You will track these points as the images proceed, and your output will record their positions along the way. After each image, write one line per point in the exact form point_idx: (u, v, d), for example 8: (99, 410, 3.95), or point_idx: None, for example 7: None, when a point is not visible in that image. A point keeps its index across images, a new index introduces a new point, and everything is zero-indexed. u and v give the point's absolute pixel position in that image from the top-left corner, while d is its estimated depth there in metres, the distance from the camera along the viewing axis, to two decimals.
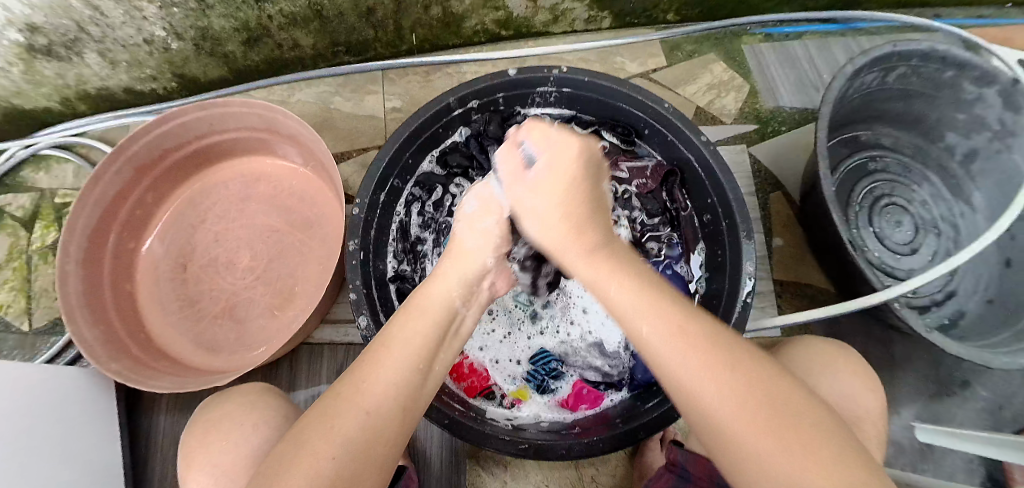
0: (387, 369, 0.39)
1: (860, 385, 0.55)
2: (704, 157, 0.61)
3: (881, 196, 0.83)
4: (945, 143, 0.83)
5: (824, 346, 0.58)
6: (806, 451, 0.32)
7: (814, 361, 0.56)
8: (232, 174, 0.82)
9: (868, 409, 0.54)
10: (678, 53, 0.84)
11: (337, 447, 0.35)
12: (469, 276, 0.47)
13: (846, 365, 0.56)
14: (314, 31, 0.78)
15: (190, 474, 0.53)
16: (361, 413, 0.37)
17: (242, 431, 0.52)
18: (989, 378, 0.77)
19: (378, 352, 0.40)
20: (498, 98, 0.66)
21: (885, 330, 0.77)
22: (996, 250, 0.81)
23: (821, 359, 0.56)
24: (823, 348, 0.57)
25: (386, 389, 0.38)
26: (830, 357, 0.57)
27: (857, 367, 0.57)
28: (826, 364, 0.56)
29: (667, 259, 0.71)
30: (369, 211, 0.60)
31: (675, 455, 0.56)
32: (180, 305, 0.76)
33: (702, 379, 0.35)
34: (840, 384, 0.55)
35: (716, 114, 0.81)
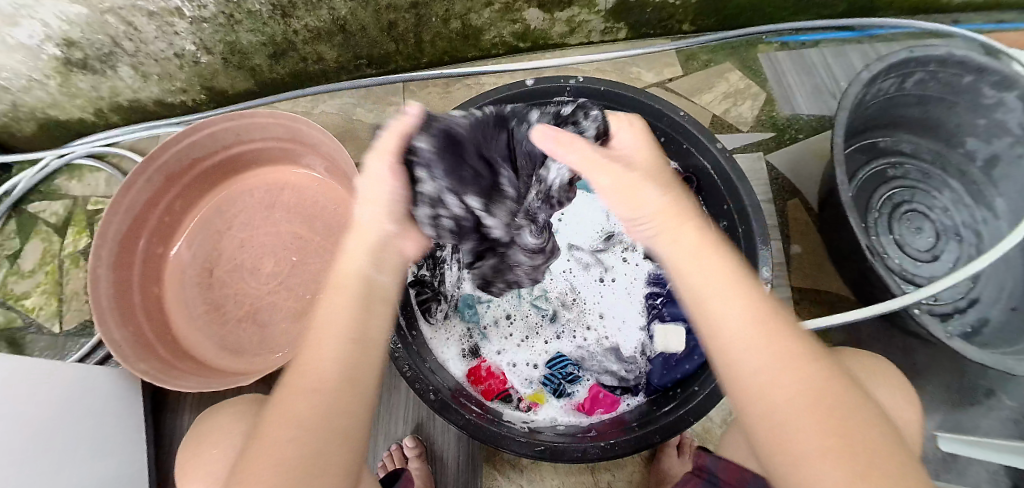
0: (326, 351, 0.37)
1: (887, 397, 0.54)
2: (721, 164, 0.63)
3: (901, 203, 0.83)
4: (965, 149, 0.82)
5: (866, 359, 0.57)
6: (864, 467, 0.31)
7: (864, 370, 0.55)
8: (257, 183, 0.84)
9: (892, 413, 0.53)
10: (694, 63, 0.84)
11: (282, 460, 0.34)
12: (376, 247, 0.42)
13: (887, 378, 0.55)
14: (338, 45, 0.81)
15: (188, 481, 0.55)
16: (305, 411, 0.35)
17: (232, 435, 0.54)
18: (1016, 387, 0.75)
19: (316, 334, 0.38)
20: (516, 108, 0.68)
21: (906, 337, 0.76)
22: (1019, 256, 0.80)
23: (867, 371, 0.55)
24: (864, 361, 0.57)
25: (318, 383, 0.36)
26: (871, 368, 0.56)
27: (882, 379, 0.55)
28: (872, 375, 0.55)
29: None
30: None
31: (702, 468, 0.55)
32: (206, 310, 0.79)
33: (770, 372, 0.34)
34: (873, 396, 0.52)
35: (732, 122, 0.81)
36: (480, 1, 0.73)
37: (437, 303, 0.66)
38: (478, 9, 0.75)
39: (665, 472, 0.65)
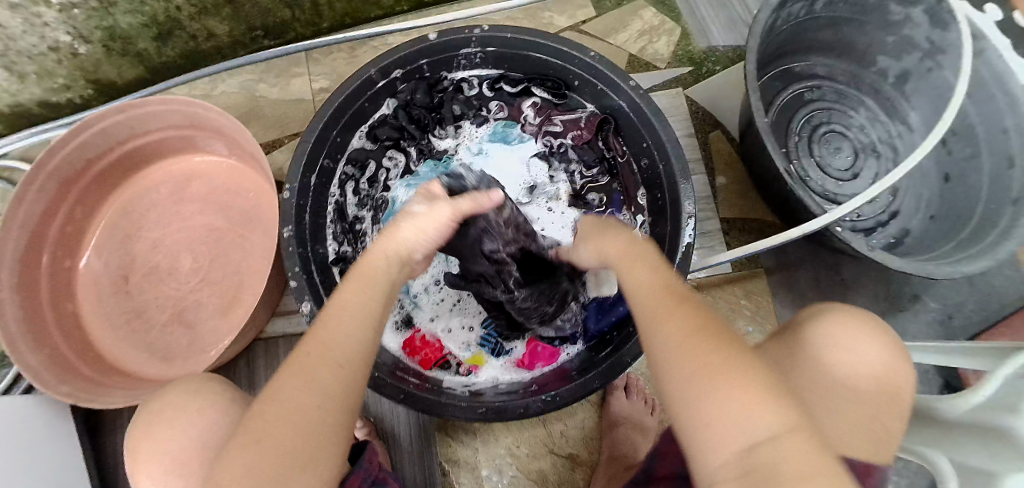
0: (349, 324, 0.36)
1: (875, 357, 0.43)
2: (635, 102, 0.61)
3: (818, 125, 0.84)
4: (878, 67, 0.84)
5: (848, 317, 0.44)
6: (721, 408, 0.28)
7: (825, 329, 0.44)
8: (162, 178, 0.79)
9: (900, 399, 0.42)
10: (606, 2, 0.82)
11: (314, 398, 0.33)
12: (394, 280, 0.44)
13: (874, 334, 0.43)
14: (228, 18, 0.76)
15: (139, 470, 0.50)
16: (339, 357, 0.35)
17: (184, 417, 0.49)
18: (938, 289, 0.79)
19: (332, 311, 0.37)
20: (422, 65, 0.64)
21: (833, 255, 0.78)
22: (935, 166, 0.83)
23: (836, 325, 0.44)
24: (846, 319, 0.44)
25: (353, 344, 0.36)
26: (854, 328, 0.44)
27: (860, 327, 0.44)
28: (848, 336, 0.43)
29: (609, 208, 0.71)
30: (302, 194, 0.58)
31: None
32: (127, 319, 0.74)
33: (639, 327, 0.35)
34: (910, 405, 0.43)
35: (649, 59, 0.80)
36: None
37: None
38: None
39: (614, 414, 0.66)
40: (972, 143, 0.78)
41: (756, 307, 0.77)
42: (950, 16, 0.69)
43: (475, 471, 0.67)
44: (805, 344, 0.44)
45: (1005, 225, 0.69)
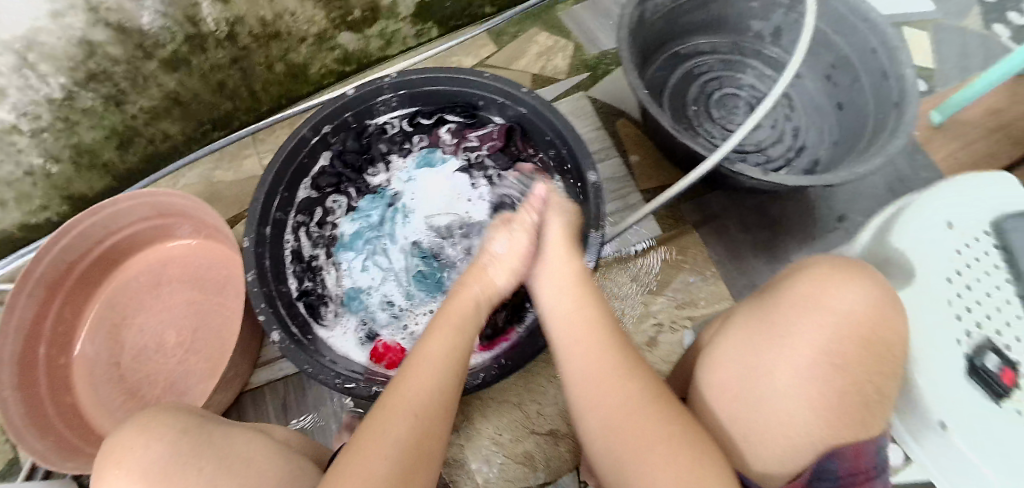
0: (423, 378, 0.44)
1: (850, 310, 0.45)
2: (532, 105, 0.71)
3: (714, 91, 0.90)
4: (755, 30, 0.91)
5: (817, 273, 0.48)
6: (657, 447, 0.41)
7: (803, 289, 0.47)
8: (138, 269, 0.87)
9: (884, 355, 0.44)
10: (504, 37, 0.92)
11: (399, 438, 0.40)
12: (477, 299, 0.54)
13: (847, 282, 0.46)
14: (179, 118, 0.86)
15: (109, 472, 0.41)
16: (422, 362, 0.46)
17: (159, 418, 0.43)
18: (860, 205, 0.84)
19: (412, 368, 0.45)
20: (347, 118, 0.74)
21: (755, 200, 0.84)
22: (829, 98, 0.92)
23: (811, 285, 0.47)
24: (815, 275, 0.48)
25: (434, 348, 0.47)
26: (827, 279, 0.47)
27: (836, 279, 0.47)
28: (814, 295, 0.46)
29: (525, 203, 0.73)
30: (260, 244, 0.66)
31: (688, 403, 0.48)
32: (123, 400, 0.79)
33: (590, 350, 0.48)
34: (887, 351, 0.45)
35: (550, 76, 0.88)
36: (294, 39, 0.83)
37: (325, 305, 0.70)
38: (295, 48, 0.85)
39: None
40: (851, 68, 0.87)
41: (693, 258, 0.80)
42: None
43: (465, 467, 0.70)
44: (777, 303, 0.47)
45: (893, 124, 0.77)
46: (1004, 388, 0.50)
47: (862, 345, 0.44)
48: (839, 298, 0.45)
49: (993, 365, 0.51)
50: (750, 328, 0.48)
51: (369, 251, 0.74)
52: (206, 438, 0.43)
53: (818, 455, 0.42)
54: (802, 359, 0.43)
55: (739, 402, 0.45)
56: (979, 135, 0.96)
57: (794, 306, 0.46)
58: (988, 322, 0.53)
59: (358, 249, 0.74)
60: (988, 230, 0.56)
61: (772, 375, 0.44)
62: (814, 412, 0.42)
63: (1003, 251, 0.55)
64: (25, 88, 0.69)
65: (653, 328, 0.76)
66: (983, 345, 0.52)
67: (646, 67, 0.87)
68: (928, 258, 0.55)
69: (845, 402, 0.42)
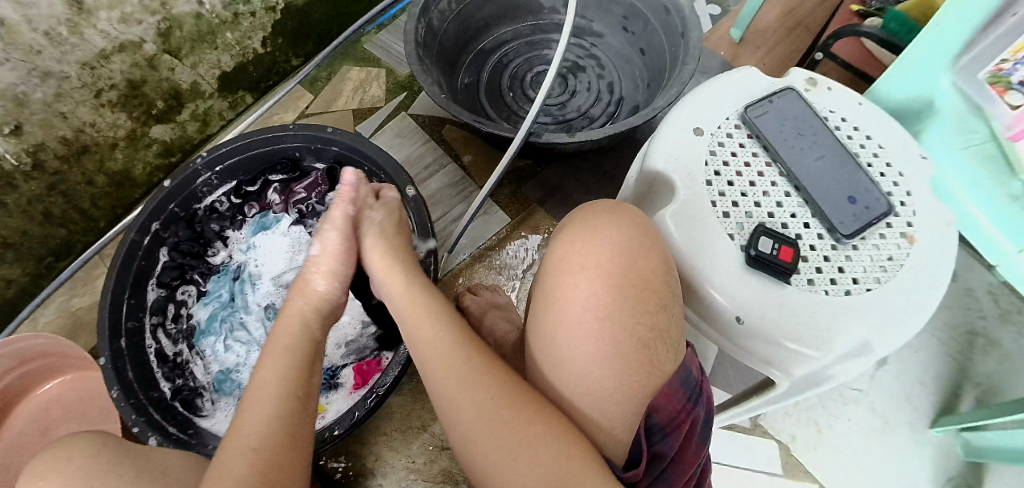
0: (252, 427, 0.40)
1: (603, 263, 0.48)
2: (342, 143, 0.73)
3: (526, 74, 0.93)
4: (545, 8, 0.96)
5: (566, 243, 0.51)
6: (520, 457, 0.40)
7: (556, 264, 0.51)
8: (21, 423, 0.82)
9: (650, 285, 0.48)
10: (319, 82, 0.94)
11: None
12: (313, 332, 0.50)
13: (593, 240, 0.50)
14: (15, 261, 0.83)
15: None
16: (245, 459, 0.37)
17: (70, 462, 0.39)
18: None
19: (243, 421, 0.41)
20: (173, 208, 0.74)
21: (590, 159, 0.88)
22: (631, 48, 0.97)
23: (562, 258, 0.50)
24: (565, 245, 0.51)
25: (250, 452, 0.38)
26: (575, 246, 0.50)
27: (588, 237, 0.50)
28: (564, 267, 0.50)
29: None
30: (118, 358, 0.65)
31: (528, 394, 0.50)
32: None
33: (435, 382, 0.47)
34: (652, 280, 0.48)
35: (370, 106, 0.90)
36: (104, 146, 0.82)
37: (200, 396, 0.71)
38: (109, 155, 0.84)
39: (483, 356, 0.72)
40: (640, 15, 0.92)
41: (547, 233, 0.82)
42: None
43: None
44: (545, 287, 0.50)
45: (682, 53, 0.82)
46: (784, 267, 0.49)
47: (623, 291, 0.47)
48: (595, 257, 0.48)
49: (768, 249, 0.50)
50: (542, 304, 0.50)
51: (227, 329, 0.75)
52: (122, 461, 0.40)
53: (628, 403, 0.45)
54: (578, 323, 0.46)
55: (551, 374, 0.48)
56: (778, 36, 1.02)
57: (559, 277, 0.49)
58: (756, 210, 0.54)
59: (217, 330, 0.75)
60: (736, 124, 0.58)
61: (560, 346, 0.47)
62: (602, 367, 0.45)
63: (756, 138, 0.57)
64: None
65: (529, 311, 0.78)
66: (757, 232, 0.51)
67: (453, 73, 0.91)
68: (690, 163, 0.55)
69: (623, 348, 0.45)
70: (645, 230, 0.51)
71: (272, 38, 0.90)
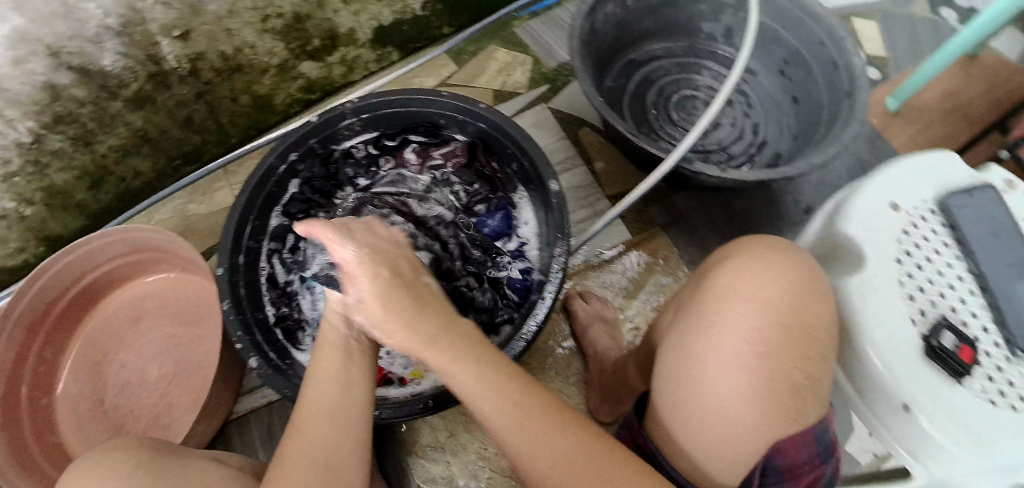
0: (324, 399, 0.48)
1: (773, 298, 0.47)
2: (493, 122, 0.72)
3: (673, 94, 0.93)
4: (705, 32, 0.94)
5: (727, 275, 0.51)
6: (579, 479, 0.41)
7: (712, 292, 0.50)
8: (118, 305, 0.87)
9: (811, 335, 0.47)
10: (464, 55, 0.94)
11: (310, 458, 0.43)
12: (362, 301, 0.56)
13: (747, 281, 0.49)
14: (148, 155, 0.88)
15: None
16: (320, 436, 0.45)
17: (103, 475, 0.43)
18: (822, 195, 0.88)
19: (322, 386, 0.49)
20: (313, 144, 0.74)
21: (723, 197, 0.88)
22: (785, 93, 0.96)
23: (720, 288, 0.50)
24: (726, 277, 0.50)
25: (326, 427, 0.46)
26: (732, 282, 0.49)
27: (760, 269, 0.49)
28: (719, 296, 0.49)
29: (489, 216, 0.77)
30: (233, 272, 0.67)
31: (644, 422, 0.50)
32: (110, 435, 0.80)
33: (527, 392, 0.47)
34: (794, 345, 0.46)
35: (511, 89, 0.90)
36: (257, 70, 0.85)
37: (302, 330, 0.72)
38: (258, 79, 0.87)
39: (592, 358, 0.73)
40: (803, 63, 0.90)
41: (665, 260, 0.83)
42: None
43: (452, 483, 0.71)
44: (698, 312, 0.50)
45: (846, 112, 0.79)
46: (963, 367, 0.49)
47: (787, 331, 0.46)
48: (766, 289, 0.47)
49: (951, 344, 0.49)
50: (692, 320, 0.50)
51: None
52: (165, 462, 0.46)
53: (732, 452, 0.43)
54: (705, 359, 0.46)
55: (683, 385, 0.46)
56: (935, 118, 0.97)
57: (722, 298, 0.48)
58: (941, 301, 0.53)
59: None
60: (932, 208, 0.57)
61: (708, 361, 0.45)
62: (749, 394, 0.44)
63: (951, 228, 0.56)
64: None
65: (631, 332, 0.79)
66: (939, 324, 0.51)
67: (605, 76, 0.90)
68: (878, 242, 0.55)
69: (776, 383, 0.44)
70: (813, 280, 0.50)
71: (433, 3, 0.92)
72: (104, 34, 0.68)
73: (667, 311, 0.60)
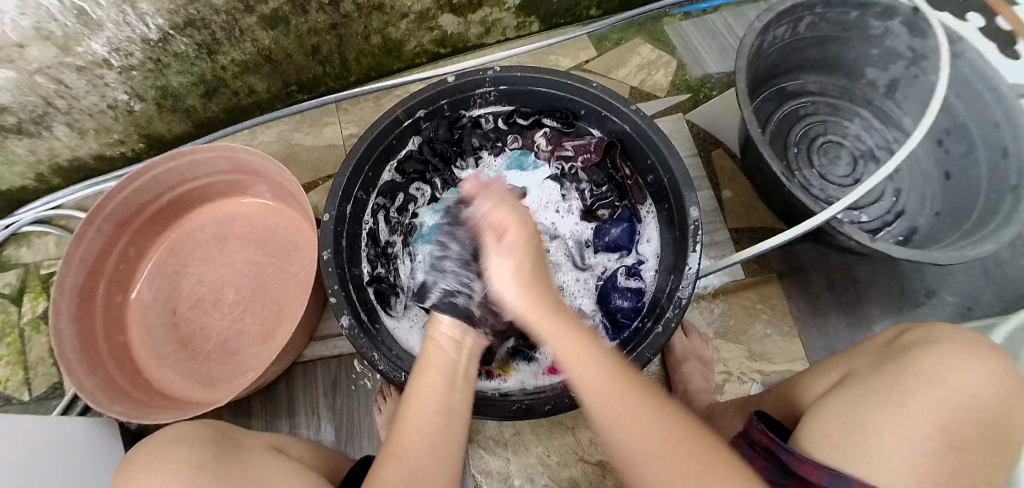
0: (428, 392, 0.43)
1: (981, 393, 0.37)
2: (638, 125, 0.65)
3: (816, 136, 0.90)
4: (867, 79, 0.90)
5: (934, 352, 0.40)
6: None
7: (911, 366, 0.40)
8: (208, 219, 0.86)
9: (1008, 452, 0.37)
10: (606, 43, 0.95)
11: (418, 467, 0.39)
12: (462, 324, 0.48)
13: (961, 364, 0.39)
14: (266, 75, 0.86)
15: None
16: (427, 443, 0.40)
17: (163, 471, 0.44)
18: (953, 283, 0.78)
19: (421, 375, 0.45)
20: (443, 105, 0.70)
21: (843, 256, 0.80)
22: (935, 165, 0.88)
23: (926, 365, 0.39)
24: (933, 354, 0.40)
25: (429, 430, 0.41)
26: (942, 361, 0.39)
27: (966, 353, 0.40)
28: (924, 373, 0.39)
29: (610, 225, 0.71)
30: (338, 222, 0.63)
31: (775, 440, 0.41)
32: (174, 348, 0.79)
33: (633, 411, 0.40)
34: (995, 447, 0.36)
35: (649, 90, 0.91)
36: (396, 13, 0.82)
37: (395, 296, 0.69)
38: (395, 22, 0.84)
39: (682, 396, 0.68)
40: (968, 138, 0.82)
41: (772, 309, 0.78)
42: (926, 24, 0.76)
43: (507, 482, 0.68)
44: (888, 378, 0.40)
45: (1006, 209, 0.72)
46: None
47: (987, 437, 0.36)
48: (973, 379, 0.38)
49: None
50: (866, 389, 0.40)
51: None
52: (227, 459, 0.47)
53: None
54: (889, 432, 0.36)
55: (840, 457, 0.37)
56: None
57: (911, 373, 0.39)
58: None
59: None
60: None
61: (883, 439, 0.36)
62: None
63: None
64: (122, 24, 0.68)
65: (720, 376, 0.74)
66: None
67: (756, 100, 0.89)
68: None
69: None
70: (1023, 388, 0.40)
71: None
72: None
73: (809, 371, 0.51)
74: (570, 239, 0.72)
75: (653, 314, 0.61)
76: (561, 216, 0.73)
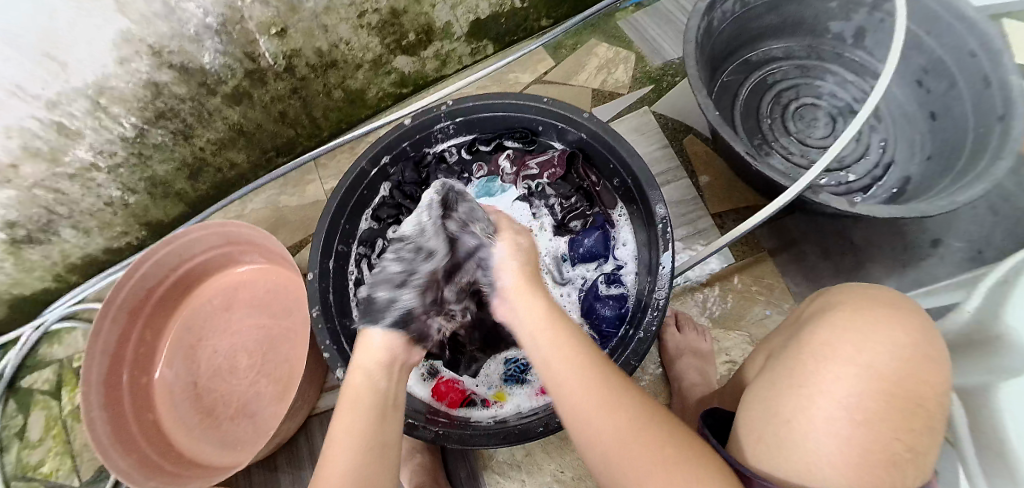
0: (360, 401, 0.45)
1: (881, 359, 0.36)
2: (594, 131, 0.65)
3: (788, 103, 0.89)
4: (833, 33, 0.88)
5: (845, 315, 0.39)
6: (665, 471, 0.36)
7: (822, 332, 0.39)
8: (212, 291, 0.90)
9: (929, 414, 0.36)
10: (563, 50, 0.96)
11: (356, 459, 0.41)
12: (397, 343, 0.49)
13: (867, 326, 0.38)
14: (243, 147, 0.89)
15: None
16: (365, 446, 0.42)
17: None
18: (961, 228, 0.75)
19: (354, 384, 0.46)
20: (405, 146, 0.71)
21: (835, 221, 0.79)
22: (920, 107, 0.86)
23: (837, 329, 0.38)
24: (846, 316, 0.39)
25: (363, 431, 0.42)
26: (855, 324, 0.38)
27: (861, 321, 0.38)
28: (831, 340, 0.38)
29: (582, 235, 0.73)
30: (323, 278, 0.65)
31: (714, 443, 0.42)
32: (200, 419, 0.83)
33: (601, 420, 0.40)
34: (914, 403, 0.35)
35: (612, 89, 0.91)
36: (351, 65, 0.85)
37: None
38: (352, 74, 0.87)
39: (686, 390, 0.68)
40: (947, 73, 0.79)
41: (769, 290, 0.77)
42: None
43: None
44: (801, 351, 0.39)
45: (996, 143, 0.69)
46: None
47: (896, 406, 0.35)
48: (871, 348, 0.36)
49: None
50: (776, 375, 0.40)
51: None
52: None
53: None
54: (801, 409, 0.36)
55: (763, 446, 0.37)
56: None
57: (811, 351, 0.38)
58: None
59: None
60: None
61: (792, 421, 0.36)
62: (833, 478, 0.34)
63: None
64: (101, 128, 0.72)
65: (724, 365, 0.74)
66: None
67: (719, 79, 0.88)
68: None
69: (874, 470, 0.33)
70: (942, 343, 0.38)
71: None
72: (204, 32, 0.68)
73: (758, 352, 0.51)
74: (548, 256, 0.74)
75: (635, 320, 0.61)
76: (535, 235, 0.75)
